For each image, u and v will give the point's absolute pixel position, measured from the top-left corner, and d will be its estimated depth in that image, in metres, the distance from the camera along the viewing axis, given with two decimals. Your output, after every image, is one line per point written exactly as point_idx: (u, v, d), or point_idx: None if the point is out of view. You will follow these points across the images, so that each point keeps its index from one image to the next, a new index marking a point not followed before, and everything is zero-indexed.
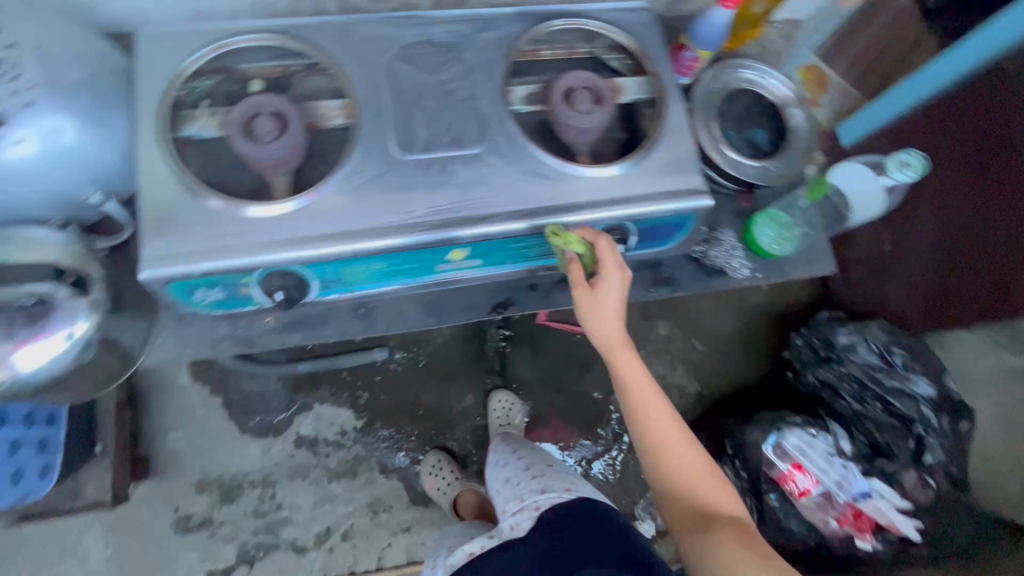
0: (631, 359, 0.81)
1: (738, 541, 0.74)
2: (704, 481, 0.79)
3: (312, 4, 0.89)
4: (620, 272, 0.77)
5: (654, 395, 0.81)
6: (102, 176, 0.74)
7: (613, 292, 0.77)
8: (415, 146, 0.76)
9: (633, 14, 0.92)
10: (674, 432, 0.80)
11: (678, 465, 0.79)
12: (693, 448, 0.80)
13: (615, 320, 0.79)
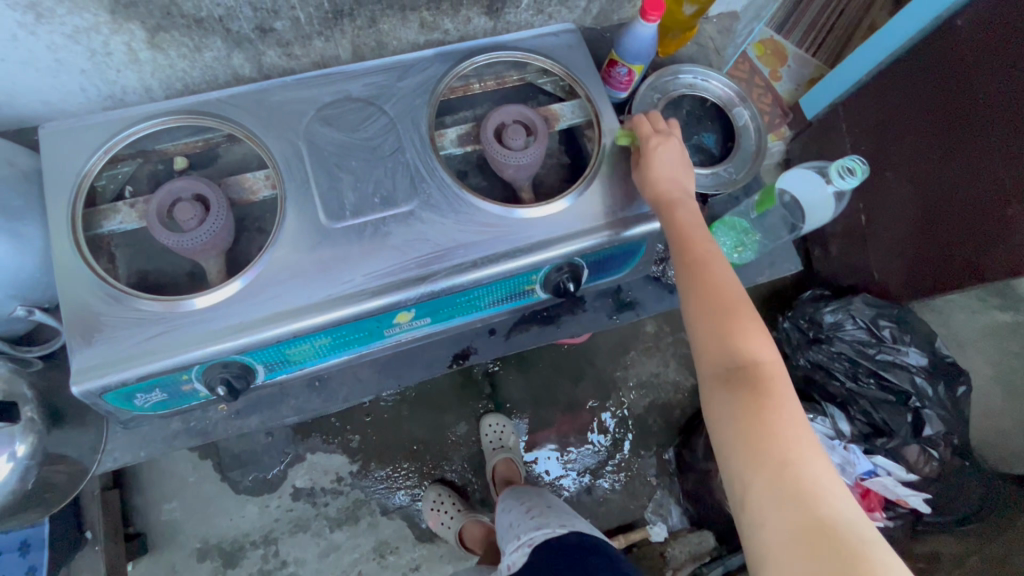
0: (684, 210, 0.76)
1: (759, 411, 0.63)
2: (748, 344, 0.68)
3: (227, 69, 0.86)
4: (671, 141, 0.81)
5: (701, 244, 0.74)
6: (23, 288, 0.70)
7: (670, 153, 0.79)
8: (345, 213, 0.73)
9: (555, 38, 0.89)
10: (723, 287, 0.71)
11: (715, 321, 0.69)
12: (745, 311, 0.69)
13: (670, 180, 0.77)
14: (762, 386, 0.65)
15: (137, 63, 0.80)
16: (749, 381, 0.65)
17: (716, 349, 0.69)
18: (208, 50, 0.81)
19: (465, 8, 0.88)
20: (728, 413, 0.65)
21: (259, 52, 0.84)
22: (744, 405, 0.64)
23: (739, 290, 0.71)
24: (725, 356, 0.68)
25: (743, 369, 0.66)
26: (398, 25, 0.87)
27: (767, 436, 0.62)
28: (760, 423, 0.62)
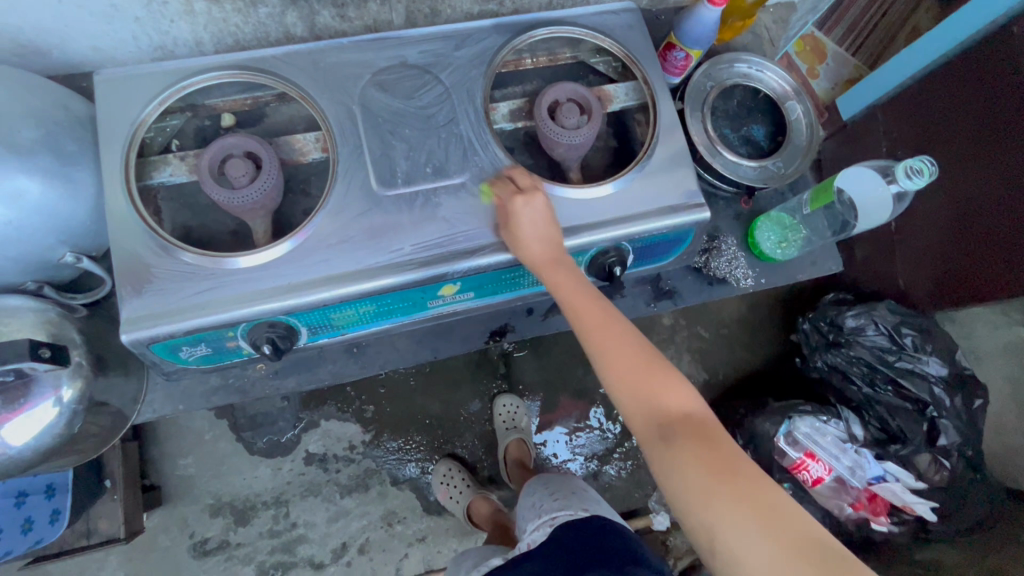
0: (568, 270, 0.71)
1: (706, 458, 0.60)
2: (667, 399, 0.65)
3: (279, 27, 0.85)
4: (536, 195, 0.71)
5: (591, 302, 0.70)
6: (73, 235, 0.70)
7: (534, 211, 0.71)
8: (397, 181, 0.73)
9: (617, 16, 0.87)
10: (630, 342, 0.68)
11: (634, 383, 0.66)
12: (653, 364, 0.67)
13: (542, 241, 0.70)
14: (698, 433, 0.62)
15: (191, 14, 0.79)
16: (685, 433, 0.62)
17: (641, 411, 0.65)
18: (263, 6, 0.80)
19: None
20: (678, 474, 0.60)
21: (313, 11, 0.83)
22: (691, 458, 0.60)
23: (639, 341, 0.68)
24: (653, 416, 0.64)
25: (673, 425, 0.63)
26: None
27: (723, 481, 0.58)
28: (713, 471, 0.59)
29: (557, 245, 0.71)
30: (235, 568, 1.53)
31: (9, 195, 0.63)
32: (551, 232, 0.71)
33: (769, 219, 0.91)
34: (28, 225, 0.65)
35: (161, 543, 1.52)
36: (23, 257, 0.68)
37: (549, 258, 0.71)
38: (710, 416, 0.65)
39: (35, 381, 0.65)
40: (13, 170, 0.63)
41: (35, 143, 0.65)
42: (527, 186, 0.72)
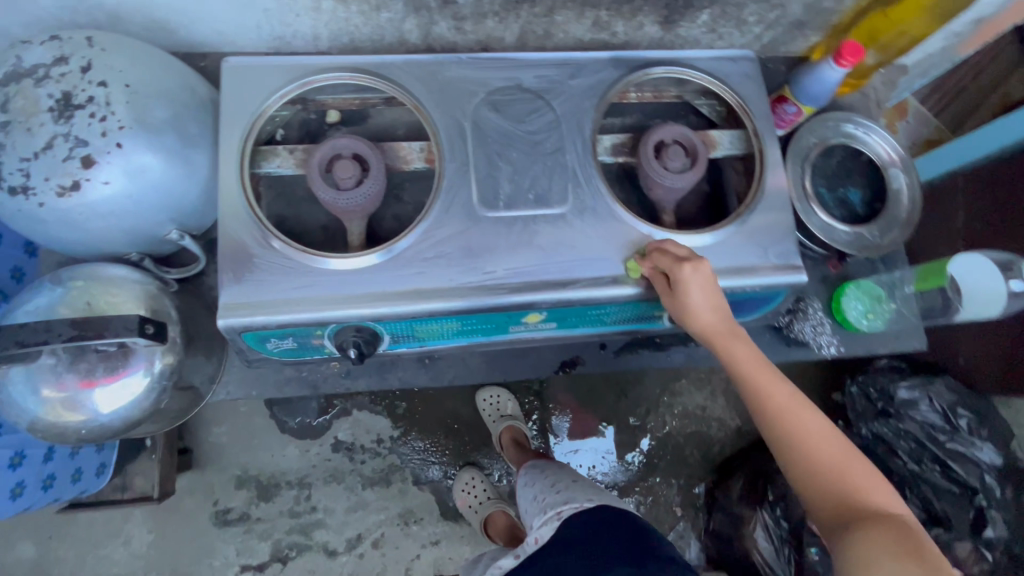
0: (745, 344, 0.70)
1: (886, 537, 0.58)
2: (837, 478, 0.64)
3: (395, 33, 0.85)
4: (702, 262, 0.68)
5: (774, 379, 0.69)
6: (182, 214, 0.72)
7: (701, 279, 0.68)
8: (498, 203, 0.72)
9: (734, 64, 0.85)
10: (809, 418, 0.67)
11: (804, 461, 0.65)
12: (829, 441, 0.66)
13: (713, 311, 0.69)
14: (876, 514, 0.61)
15: (317, 11, 0.80)
16: (863, 514, 0.61)
17: (820, 494, 0.64)
18: (386, 11, 0.80)
19: (643, 13, 0.85)
20: (857, 553, 0.58)
21: (432, 21, 0.83)
22: (872, 538, 0.58)
23: (812, 415, 0.67)
24: (829, 496, 0.63)
25: (851, 508, 0.62)
26: (572, 19, 0.85)
27: (909, 561, 0.55)
28: (897, 548, 0.57)
29: (723, 310, 0.70)
30: (252, 542, 1.56)
31: (134, 171, 0.64)
32: (718, 297, 0.69)
33: (856, 287, 0.88)
34: (145, 202, 0.67)
35: (186, 506, 1.55)
36: (133, 230, 0.69)
37: (724, 334, 0.70)
38: (892, 499, 0.62)
39: (133, 352, 0.66)
40: (141, 148, 0.64)
41: (163, 122, 0.67)
42: (690, 254, 0.69)
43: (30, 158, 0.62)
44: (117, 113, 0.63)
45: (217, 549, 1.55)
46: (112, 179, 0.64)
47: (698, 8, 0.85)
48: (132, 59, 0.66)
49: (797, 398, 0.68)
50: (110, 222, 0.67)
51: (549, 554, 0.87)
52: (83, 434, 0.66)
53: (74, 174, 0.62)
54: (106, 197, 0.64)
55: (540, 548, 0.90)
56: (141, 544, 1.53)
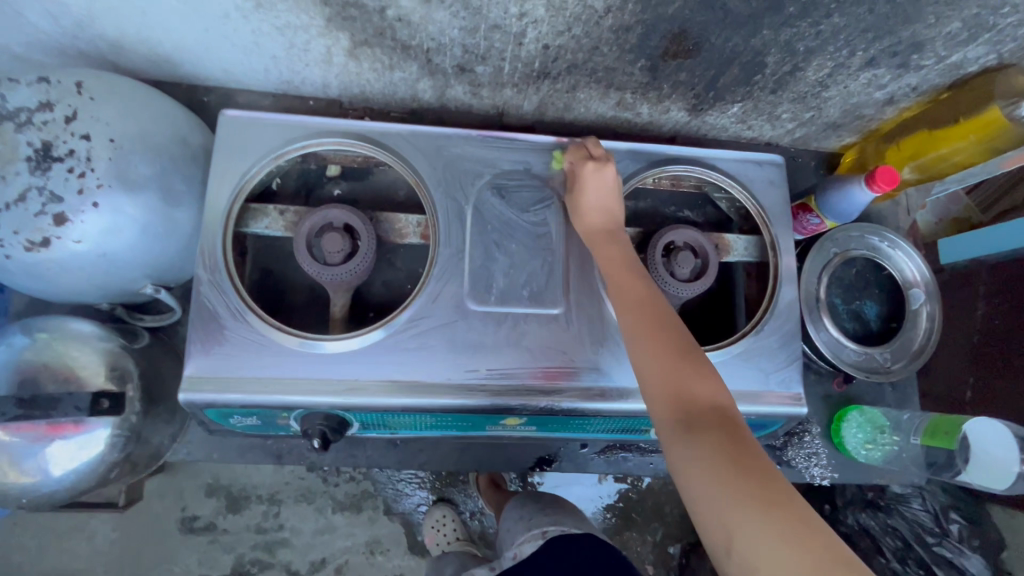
0: (620, 244, 0.67)
1: (725, 454, 0.51)
2: (689, 378, 0.56)
3: (409, 90, 0.81)
4: (608, 167, 0.70)
5: (633, 275, 0.64)
6: (158, 270, 0.69)
7: (599, 184, 0.69)
8: (490, 299, 0.69)
9: (760, 167, 0.79)
10: (656, 338, 0.59)
11: (658, 366, 0.57)
12: (675, 347, 0.58)
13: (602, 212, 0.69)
14: (716, 415, 0.54)
15: (328, 64, 0.76)
16: (705, 418, 0.54)
17: (661, 389, 0.56)
18: (400, 72, 0.77)
19: (669, 100, 0.81)
20: (689, 467, 0.52)
21: (448, 85, 0.79)
22: (707, 448, 0.52)
23: (665, 313, 0.61)
24: (679, 398, 0.55)
25: (695, 411, 0.54)
26: (594, 97, 0.81)
27: (738, 481, 0.49)
28: (733, 470, 0.50)
29: (615, 217, 0.69)
30: (215, 553, 1.54)
31: (108, 230, 0.61)
32: (615, 207, 0.69)
33: (862, 413, 0.84)
34: (117, 260, 0.64)
35: (153, 508, 1.53)
36: (105, 285, 0.66)
37: (606, 230, 0.68)
38: (727, 401, 0.55)
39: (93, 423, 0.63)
40: (118, 207, 0.61)
41: (147, 180, 0.63)
42: (602, 156, 0.72)
43: (0, 208, 0.59)
44: (97, 170, 0.60)
45: (180, 556, 1.53)
46: (84, 238, 0.61)
47: (729, 101, 0.80)
48: (120, 111, 0.63)
49: (645, 286, 0.63)
50: (80, 278, 0.64)
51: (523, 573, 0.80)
52: (26, 489, 0.62)
53: (44, 231, 0.59)
54: (77, 255, 0.61)
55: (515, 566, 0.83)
56: (104, 542, 1.52)
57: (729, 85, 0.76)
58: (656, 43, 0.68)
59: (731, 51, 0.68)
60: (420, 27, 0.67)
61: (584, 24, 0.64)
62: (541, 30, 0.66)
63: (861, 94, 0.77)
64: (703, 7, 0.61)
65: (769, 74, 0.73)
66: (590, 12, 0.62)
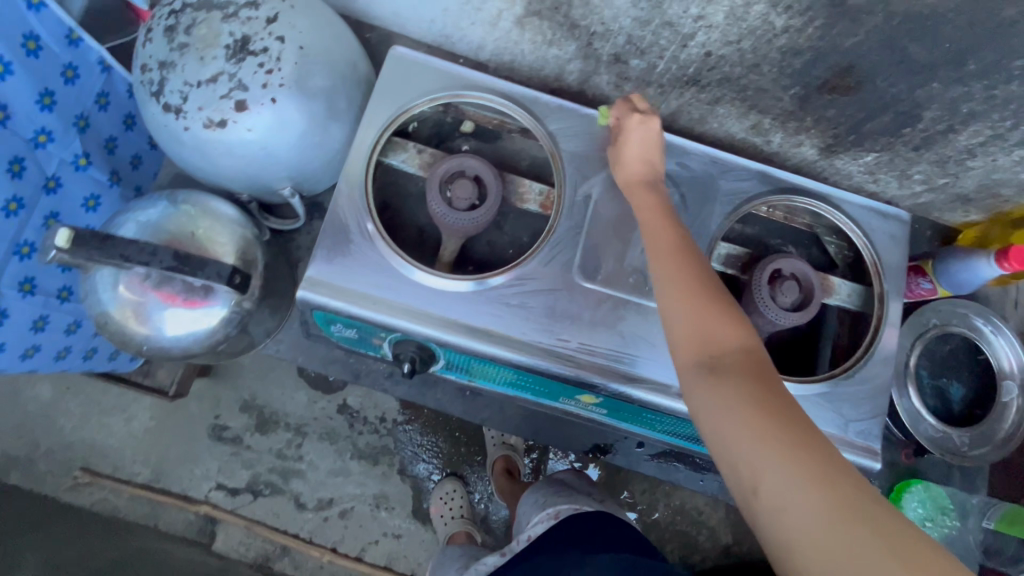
0: (657, 193, 0.67)
1: (757, 394, 0.48)
2: (717, 325, 0.53)
3: (556, 68, 0.85)
4: (653, 121, 0.70)
5: (666, 222, 0.63)
6: (299, 175, 0.74)
7: (643, 135, 0.69)
8: (597, 277, 0.71)
9: (884, 220, 0.79)
10: (690, 282, 0.56)
11: (685, 316, 0.55)
12: (706, 296, 0.55)
13: (643, 163, 0.69)
14: (752, 359, 0.51)
15: (492, 26, 0.81)
16: (732, 364, 0.51)
17: (688, 335, 0.54)
18: (557, 48, 0.80)
19: (806, 134, 0.81)
20: (710, 412, 0.49)
21: (596, 71, 0.82)
22: (738, 399, 0.48)
23: (697, 260, 0.59)
24: (702, 336, 0.53)
25: (724, 357, 0.51)
26: (731, 115, 0.82)
27: (774, 424, 0.46)
28: (761, 414, 0.47)
29: (655, 170, 0.69)
30: (235, 465, 1.60)
31: (276, 126, 0.67)
32: (654, 159, 0.69)
33: (925, 488, 0.85)
34: (273, 156, 0.69)
35: (190, 408, 1.60)
36: (253, 177, 0.72)
37: (642, 181, 0.68)
38: (756, 343, 0.52)
39: (213, 294, 0.67)
40: (290, 108, 0.67)
41: (319, 91, 0.68)
42: (647, 110, 0.72)
43: (193, 84, 0.65)
44: (282, 71, 0.66)
45: (204, 458, 1.60)
46: (254, 128, 0.66)
47: (866, 149, 0.80)
48: (312, 25, 0.69)
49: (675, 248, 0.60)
50: (237, 163, 0.69)
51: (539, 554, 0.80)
52: (147, 342, 0.68)
53: (224, 113, 0.65)
54: (244, 142, 0.67)
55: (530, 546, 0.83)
56: (140, 427, 1.61)
57: (873, 132, 0.76)
58: (819, 73, 0.68)
59: (891, 97, 0.69)
60: (595, 9, 0.70)
61: (755, 40, 0.66)
62: (711, 36, 0.68)
63: (1006, 171, 0.76)
64: (883, 46, 0.61)
65: (920, 129, 0.73)
66: (767, 28, 0.64)
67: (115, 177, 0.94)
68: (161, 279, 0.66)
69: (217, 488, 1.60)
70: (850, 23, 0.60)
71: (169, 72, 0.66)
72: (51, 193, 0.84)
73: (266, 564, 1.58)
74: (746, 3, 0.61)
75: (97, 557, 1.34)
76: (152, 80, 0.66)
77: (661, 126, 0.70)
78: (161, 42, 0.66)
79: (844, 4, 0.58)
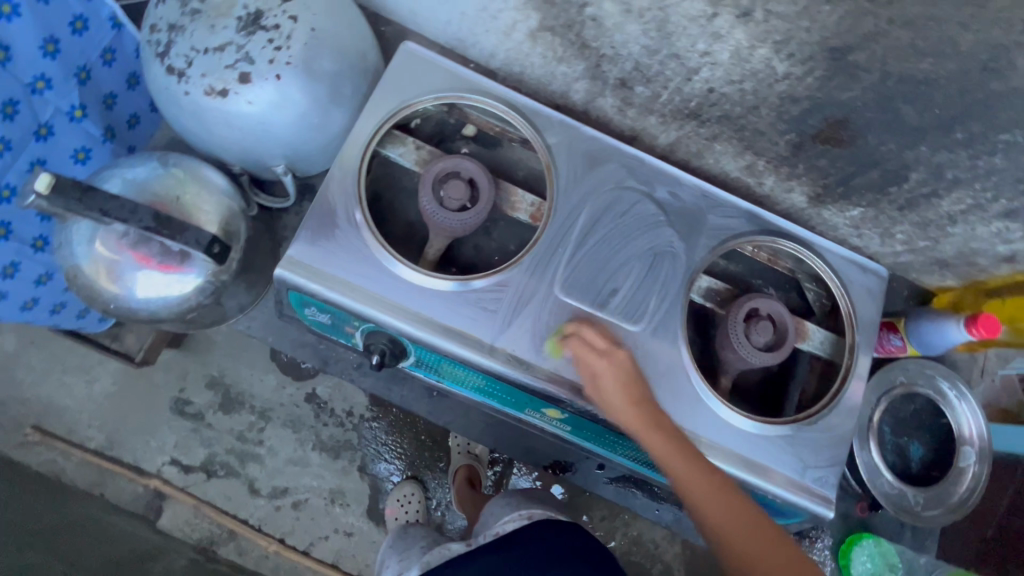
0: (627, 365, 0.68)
1: (773, 567, 0.60)
2: (728, 506, 0.63)
3: (563, 86, 0.86)
4: (618, 355, 0.68)
5: (643, 396, 0.67)
6: (294, 155, 0.74)
7: (612, 367, 0.67)
8: (576, 294, 0.71)
9: (863, 273, 0.80)
10: (717, 496, 0.64)
11: (706, 498, 0.64)
12: (715, 482, 0.64)
13: (617, 372, 0.67)
14: (761, 537, 0.62)
15: (506, 36, 0.82)
16: (748, 541, 0.62)
17: (711, 517, 0.63)
18: (566, 66, 0.82)
19: (798, 181, 0.83)
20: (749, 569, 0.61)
21: (601, 93, 0.84)
22: (760, 570, 0.60)
23: (697, 457, 0.66)
24: (714, 508, 0.63)
25: (735, 536, 0.62)
26: (727, 153, 0.84)
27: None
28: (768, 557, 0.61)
29: (629, 371, 0.68)
30: (193, 441, 1.57)
31: (278, 103, 0.67)
32: (626, 364, 0.68)
33: (874, 544, 0.88)
34: (271, 131, 0.69)
35: (155, 378, 1.57)
36: (248, 150, 0.72)
37: (635, 405, 0.66)
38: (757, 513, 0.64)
39: (189, 262, 0.66)
40: (294, 87, 0.67)
41: (325, 74, 0.69)
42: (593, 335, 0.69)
43: (200, 50, 0.65)
44: (291, 50, 0.66)
45: (162, 430, 1.57)
46: (256, 102, 0.66)
47: (853, 202, 0.82)
48: (327, 9, 0.69)
49: (664, 437, 0.66)
50: (234, 135, 0.69)
51: (505, 547, 0.80)
52: (116, 300, 0.67)
53: (227, 83, 0.65)
54: (243, 114, 0.67)
55: (496, 539, 0.83)
56: (100, 392, 1.57)
57: (861, 186, 0.78)
58: (814, 123, 0.70)
59: (880, 155, 0.70)
60: (607, 32, 0.71)
61: (757, 81, 0.68)
62: (715, 73, 0.69)
63: (984, 241, 0.78)
64: (877, 104, 0.63)
65: (906, 190, 0.75)
66: (770, 72, 0.66)
67: (109, 133, 0.93)
68: (141, 239, 0.65)
69: (171, 463, 1.56)
70: (848, 77, 0.62)
71: (177, 36, 0.66)
72: (42, 140, 0.83)
73: (209, 548, 1.54)
74: (751, 45, 0.63)
75: (33, 521, 1.29)
76: (159, 42, 0.66)
77: (626, 351, 0.69)
78: (174, 6, 0.66)
79: (844, 59, 0.60)
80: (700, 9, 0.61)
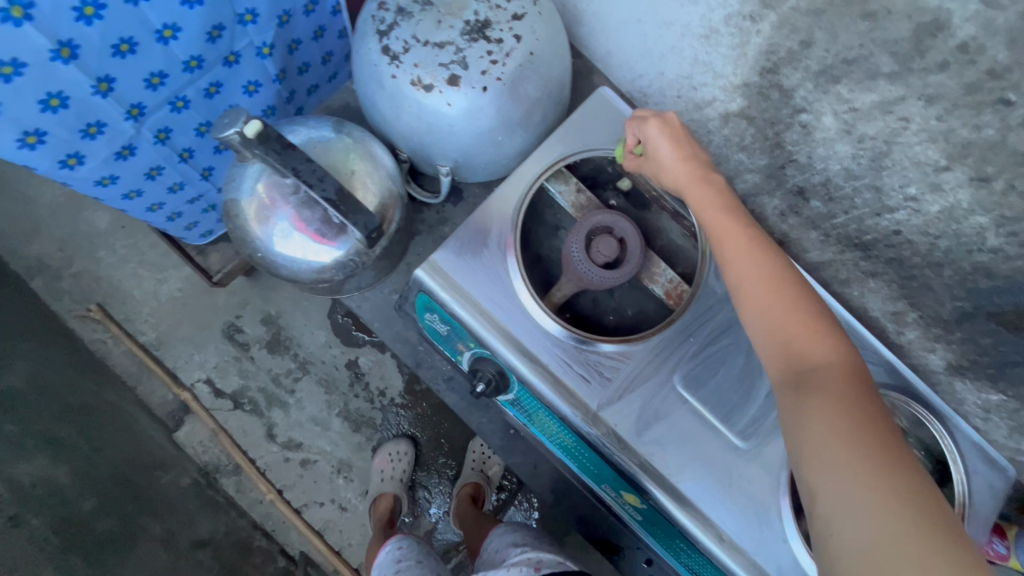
0: (722, 189, 0.62)
1: (839, 422, 0.47)
2: (804, 331, 0.53)
3: (732, 171, 0.85)
4: (670, 117, 0.66)
5: (742, 221, 0.59)
6: (463, 160, 0.74)
7: (670, 134, 0.65)
8: (694, 390, 0.68)
9: (989, 466, 0.75)
10: (767, 292, 0.55)
11: (770, 317, 0.54)
12: (786, 298, 0.54)
13: (690, 158, 0.64)
14: (835, 376, 0.50)
15: (696, 108, 0.83)
16: (820, 380, 0.50)
17: (772, 348, 0.54)
18: (746, 155, 0.80)
19: (943, 345, 0.75)
20: (798, 432, 0.49)
21: (770, 193, 0.81)
22: (817, 412, 0.48)
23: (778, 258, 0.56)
24: (787, 350, 0.53)
25: (810, 373, 0.51)
26: (879, 292, 0.78)
27: (850, 447, 0.45)
28: (842, 433, 0.46)
29: (700, 159, 0.64)
30: (231, 368, 1.60)
31: (475, 111, 0.67)
32: (692, 150, 0.64)
33: None
34: (454, 133, 0.69)
35: (220, 298, 1.62)
36: (424, 144, 0.72)
37: (692, 175, 0.63)
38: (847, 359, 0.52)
39: (342, 236, 0.67)
40: (495, 102, 0.67)
41: (525, 97, 0.69)
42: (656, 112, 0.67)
43: (421, 41, 0.65)
44: (505, 67, 0.66)
45: (208, 348, 1.60)
46: (455, 105, 0.66)
47: (996, 386, 0.72)
48: (548, 37, 0.70)
49: (749, 228, 0.58)
50: (419, 127, 0.69)
51: None
52: (260, 248, 0.68)
53: (435, 80, 0.65)
54: (439, 112, 0.67)
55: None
56: (166, 293, 1.62)
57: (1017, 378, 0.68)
58: (999, 303, 0.63)
59: None
60: (811, 142, 0.69)
61: (954, 244, 0.63)
62: (911, 219, 0.65)
63: None
64: None
65: None
66: (975, 240, 0.60)
67: (281, 74, 0.96)
68: (306, 201, 0.66)
69: (205, 382, 1.59)
70: None
71: (403, 20, 0.66)
72: (227, 66, 0.85)
73: (212, 475, 1.56)
74: (970, 209, 0.58)
75: (74, 394, 1.34)
76: (383, 20, 0.67)
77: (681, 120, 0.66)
78: None
79: None
80: (932, 157, 0.58)
